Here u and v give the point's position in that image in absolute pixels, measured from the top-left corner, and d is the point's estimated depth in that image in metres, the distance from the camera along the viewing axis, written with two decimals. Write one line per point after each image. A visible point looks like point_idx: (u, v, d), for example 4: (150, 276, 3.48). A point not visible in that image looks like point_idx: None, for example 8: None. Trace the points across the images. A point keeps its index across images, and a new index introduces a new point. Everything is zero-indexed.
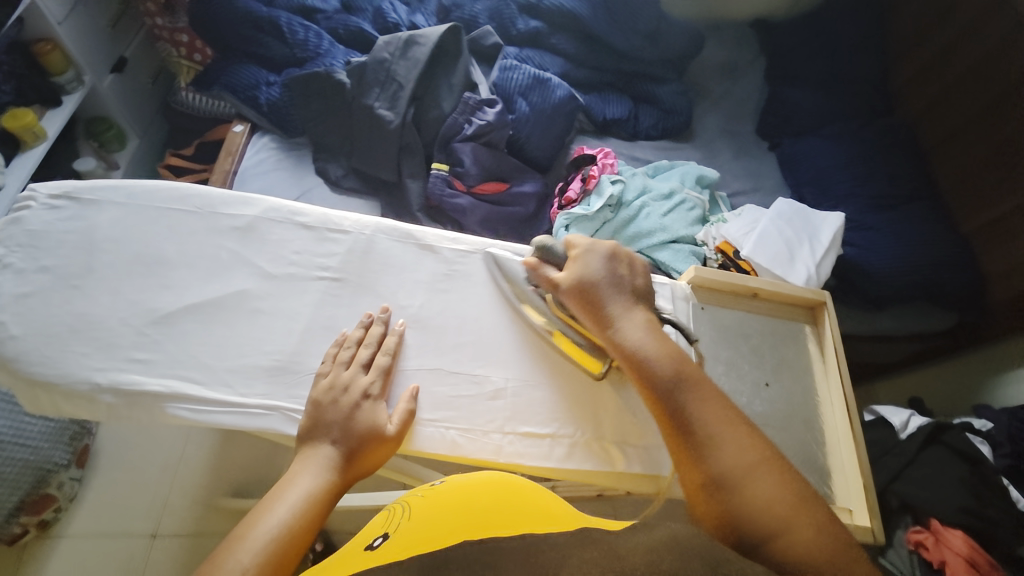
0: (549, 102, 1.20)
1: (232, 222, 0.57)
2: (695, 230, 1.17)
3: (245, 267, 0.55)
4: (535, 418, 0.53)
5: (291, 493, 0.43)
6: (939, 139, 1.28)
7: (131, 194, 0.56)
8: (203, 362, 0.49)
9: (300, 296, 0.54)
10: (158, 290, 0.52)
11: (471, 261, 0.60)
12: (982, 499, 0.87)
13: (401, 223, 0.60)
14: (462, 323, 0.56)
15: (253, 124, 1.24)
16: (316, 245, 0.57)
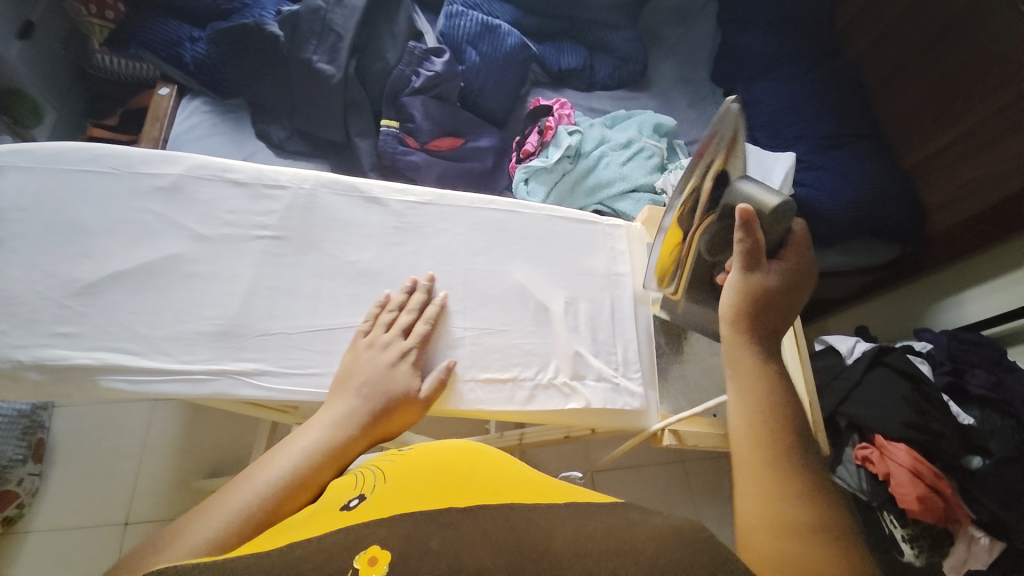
0: (500, 51, 1.15)
1: (155, 182, 0.52)
2: (654, 178, 1.17)
3: (174, 229, 0.51)
4: (494, 364, 0.53)
5: (305, 442, 0.42)
6: (885, 76, 1.30)
7: (36, 157, 0.50)
8: (137, 332, 0.46)
9: (239, 257, 0.51)
10: (77, 259, 0.48)
11: (421, 212, 0.57)
12: (924, 414, 0.94)
13: (343, 176, 0.57)
14: (416, 276, 0.55)
15: (180, 86, 1.14)
16: (252, 204, 0.53)
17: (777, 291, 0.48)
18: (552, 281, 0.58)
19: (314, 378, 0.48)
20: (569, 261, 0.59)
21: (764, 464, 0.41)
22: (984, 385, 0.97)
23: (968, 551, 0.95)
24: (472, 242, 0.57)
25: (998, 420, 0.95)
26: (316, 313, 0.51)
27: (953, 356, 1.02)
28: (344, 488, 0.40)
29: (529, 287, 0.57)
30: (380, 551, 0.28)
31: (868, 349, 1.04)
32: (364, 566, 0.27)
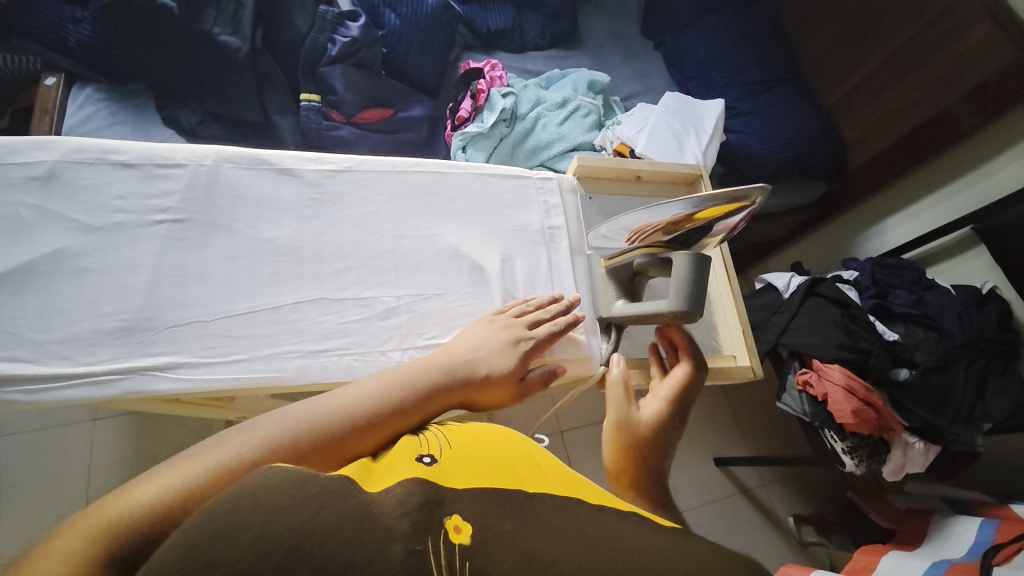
0: (421, 12, 1.09)
1: (25, 171, 0.47)
2: (592, 136, 1.17)
3: (56, 221, 0.46)
4: (434, 328, 0.51)
5: (404, 381, 0.42)
6: (802, 18, 1.34)
7: None
8: (22, 337, 0.42)
9: (137, 245, 0.47)
10: None
11: (338, 180, 0.54)
12: (853, 334, 1.01)
13: (248, 149, 0.53)
14: (340, 248, 0.52)
15: (68, 74, 1.02)
16: (144, 185, 0.49)
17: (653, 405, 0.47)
18: (480, 239, 0.57)
19: (235, 365, 0.45)
20: (500, 218, 0.58)
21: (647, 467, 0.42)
22: (906, 303, 1.06)
23: (904, 456, 1.03)
24: (395, 207, 0.55)
25: (921, 334, 1.03)
26: (233, 297, 0.47)
27: (877, 281, 1.10)
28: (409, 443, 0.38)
29: (461, 247, 0.55)
30: (463, 522, 0.29)
31: (803, 282, 1.10)
32: (451, 530, 0.28)
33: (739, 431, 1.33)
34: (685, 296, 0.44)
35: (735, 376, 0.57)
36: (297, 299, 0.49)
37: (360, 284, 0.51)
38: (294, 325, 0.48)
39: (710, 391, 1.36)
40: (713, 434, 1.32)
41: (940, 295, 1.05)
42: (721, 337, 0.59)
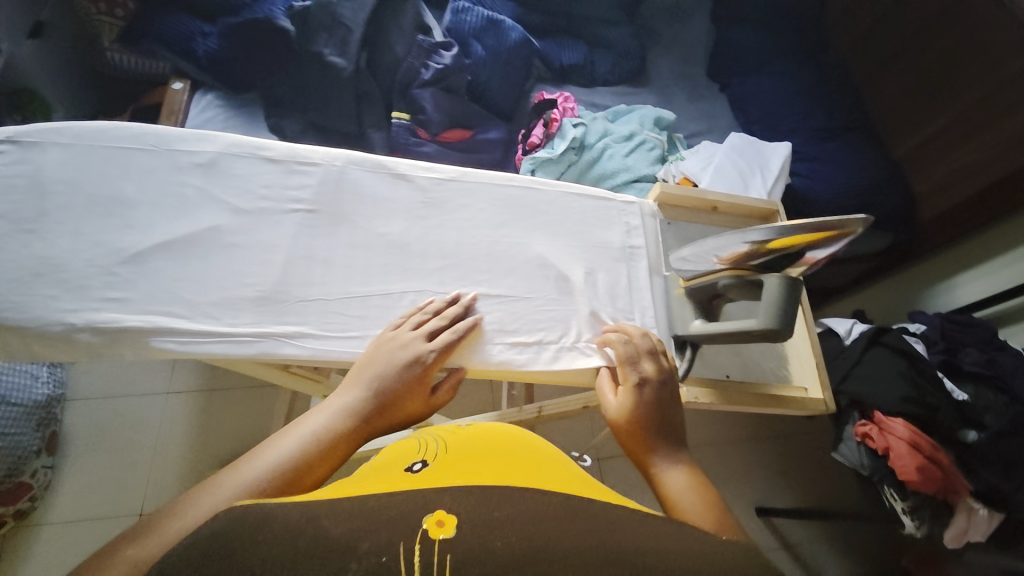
0: (505, 45, 1.18)
1: (193, 158, 0.55)
2: (655, 169, 1.21)
3: (214, 203, 0.54)
4: (524, 328, 0.56)
5: (303, 428, 0.43)
6: (871, 70, 1.36)
7: (78, 135, 0.54)
8: (181, 297, 0.49)
9: (276, 229, 0.54)
10: (122, 230, 0.51)
11: (444, 187, 0.60)
12: (921, 388, 0.98)
13: (371, 154, 0.60)
14: (443, 248, 0.58)
15: (193, 81, 1.16)
16: (285, 178, 0.56)
17: (649, 405, 0.49)
18: (568, 253, 0.61)
19: (349, 341, 0.51)
20: (584, 234, 0.62)
21: (640, 443, 0.47)
22: (977, 362, 1.01)
23: (968, 522, 0.98)
24: (491, 216, 0.60)
25: (991, 396, 0.98)
26: (351, 280, 0.54)
27: (947, 336, 1.06)
28: (410, 453, 0.49)
29: (550, 257, 0.60)
30: (447, 517, 0.32)
31: (866, 330, 1.09)
32: (433, 526, 0.31)
33: (785, 478, 1.29)
34: (777, 315, 0.45)
35: (808, 407, 0.58)
36: (405, 288, 0.55)
37: (458, 281, 0.57)
38: (401, 311, 0.54)
39: (757, 434, 1.33)
40: (755, 479, 1.28)
41: (1014, 356, 0.99)
42: (793, 368, 0.61)
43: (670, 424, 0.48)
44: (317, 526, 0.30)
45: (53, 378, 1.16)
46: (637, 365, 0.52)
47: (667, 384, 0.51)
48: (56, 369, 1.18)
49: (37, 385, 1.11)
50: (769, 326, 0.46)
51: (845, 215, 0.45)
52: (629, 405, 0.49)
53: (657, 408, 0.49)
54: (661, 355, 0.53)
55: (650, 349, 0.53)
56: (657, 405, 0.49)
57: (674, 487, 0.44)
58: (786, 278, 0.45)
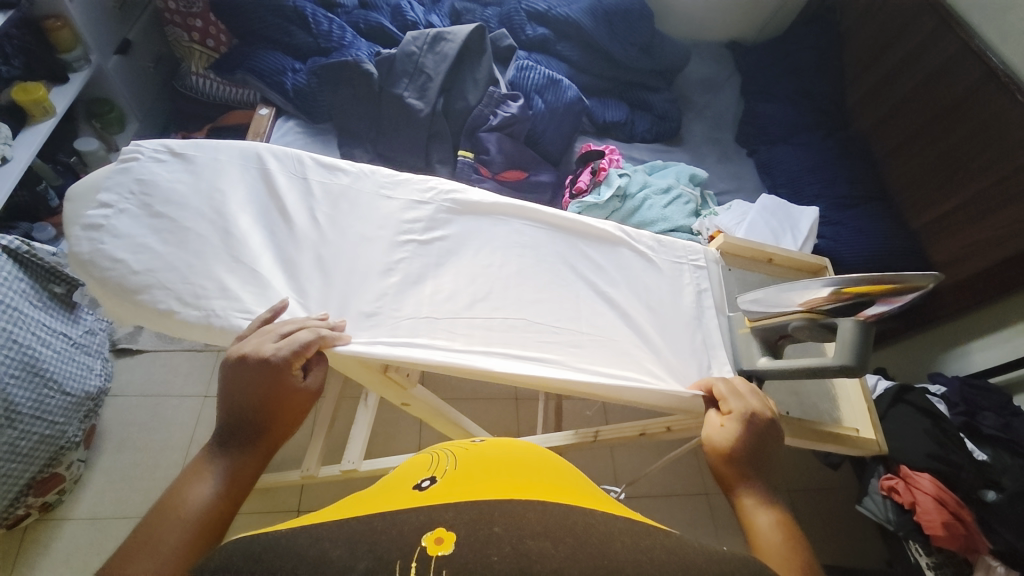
0: (562, 101, 1.30)
1: (326, 181, 0.67)
2: (691, 221, 1.30)
3: (342, 221, 0.65)
4: (606, 359, 0.62)
5: (208, 474, 0.43)
6: (890, 148, 1.49)
7: (232, 153, 0.66)
8: (312, 294, 0.60)
9: (392, 245, 0.65)
10: (268, 235, 0.62)
11: (532, 223, 0.71)
12: (946, 447, 1.02)
13: (471, 190, 0.71)
14: (534, 284, 0.66)
15: (277, 109, 1.27)
16: (401, 203, 0.68)
17: (747, 437, 0.52)
18: (647, 303, 0.68)
19: (449, 352, 0.58)
20: (657, 281, 0.70)
21: (737, 476, 0.50)
22: (994, 426, 1.05)
23: None
24: (573, 254, 0.70)
25: (1008, 458, 1.01)
26: (459, 306, 0.62)
27: (966, 399, 1.10)
28: (421, 472, 0.50)
29: (618, 299, 0.68)
30: (445, 533, 0.33)
31: (891, 387, 1.14)
32: (430, 545, 0.32)
33: (806, 532, 1.29)
34: (852, 354, 0.52)
35: (863, 446, 0.63)
36: (505, 312, 0.63)
37: (551, 318, 0.64)
38: (500, 333, 0.61)
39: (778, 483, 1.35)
40: None
41: None
42: (844, 409, 0.67)
43: (762, 463, 0.51)
44: (317, 547, 0.31)
45: (103, 372, 1.18)
46: (740, 400, 0.55)
47: (767, 427, 0.54)
48: (107, 363, 1.20)
49: (91, 377, 1.12)
50: (843, 366, 0.52)
51: (915, 273, 0.50)
52: (730, 432, 0.53)
53: (754, 443, 0.52)
54: (766, 398, 0.57)
55: (753, 390, 0.58)
56: (756, 440, 0.52)
57: (759, 520, 0.46)
58: (861, 322, 0.52)
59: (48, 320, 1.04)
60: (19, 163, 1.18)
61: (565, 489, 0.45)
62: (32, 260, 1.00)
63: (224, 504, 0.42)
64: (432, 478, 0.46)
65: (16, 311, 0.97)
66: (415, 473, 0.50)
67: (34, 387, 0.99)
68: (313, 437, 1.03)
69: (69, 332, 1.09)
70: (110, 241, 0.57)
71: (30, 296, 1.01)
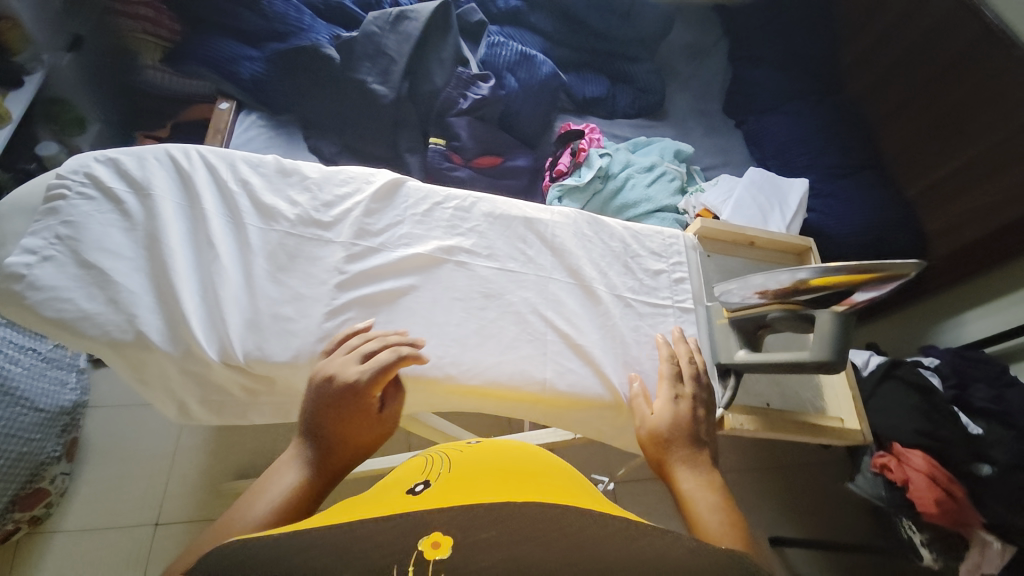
0: (536, 79, 1.24)
1: (275, 208, 0.57)
2: (676, 200, 1.25)
3: (288, 258, 0.55)
4: (587, 380, 0.56)
5: (271, 490, 0.42)
6: (885, 112, 1.42)
7: (174, 179, 0.56)
8: (243, 352, 0.50)
9: (344, 275, 0.55)
10: (203, 283, 0.52)
11: (512, 241, 0.62)
12: (936, 422, 1.00)
13: (451, 204, 0.63)
14: (483, 326, 0.56)
15: (238, 102, 1.20)
16: (366, 228, 0.58)
17: (679, 419, 0.51)
18: (626, 361, 0.58)
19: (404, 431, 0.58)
20: (643, 330, 0.61)
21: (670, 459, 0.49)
22: (987, 399, 1.02)
23: (981, 556, 0.99)
24: (545, 279, 0.61)
25: (1003, 431, 0.98)
26: None
27: (958, 371, 1.07)
28: (416, 474, 0.48)
29: (600, 305, 0.61)
30: (443, 536, 0.30)
31: (882, 363, 1.12)
32: (428, 549, 0.29)
33: (799, 510, 1.29)
34: (828, 346, 0.49)
35: (846, 437, 0.61)
36: (465, 375, 0.54)
37: (517, 383, 0.54)
38: (451, 403, 0.55)
39: (772, 462, 1.33)
40: (764, 511, 1.27)
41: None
42: (828, 399, 0.64)
43: (692, 439, 0.50)
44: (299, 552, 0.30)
45: (80, 385, 1.12)
46: (669, 383, 0.54)
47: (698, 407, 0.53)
48: (83, 374, 1.15)
49: (64, 392, 1.07)
50: (824, 361, 0.49)
51: (897, 261, 0.46)
52: (665, 419, 0.51)
53: (686, 424, 0.51)
54: (698, 373, 0.55)
55: (690, 369, 0.56)
56: (687, 419, 0.51)
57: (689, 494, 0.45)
58: (840, 314, 0.49)
59: (12, 335, 0.99)
60: None
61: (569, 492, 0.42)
62: None
63: (283, 516, 0.41)
64: (426, 482, 0.44)
65: None
66: (410, 476, 0.48)
67: (3, 405, 0.96)
68: None
69: (38, 346, 1.05)
70: (38, 297, 0.48)
71: None
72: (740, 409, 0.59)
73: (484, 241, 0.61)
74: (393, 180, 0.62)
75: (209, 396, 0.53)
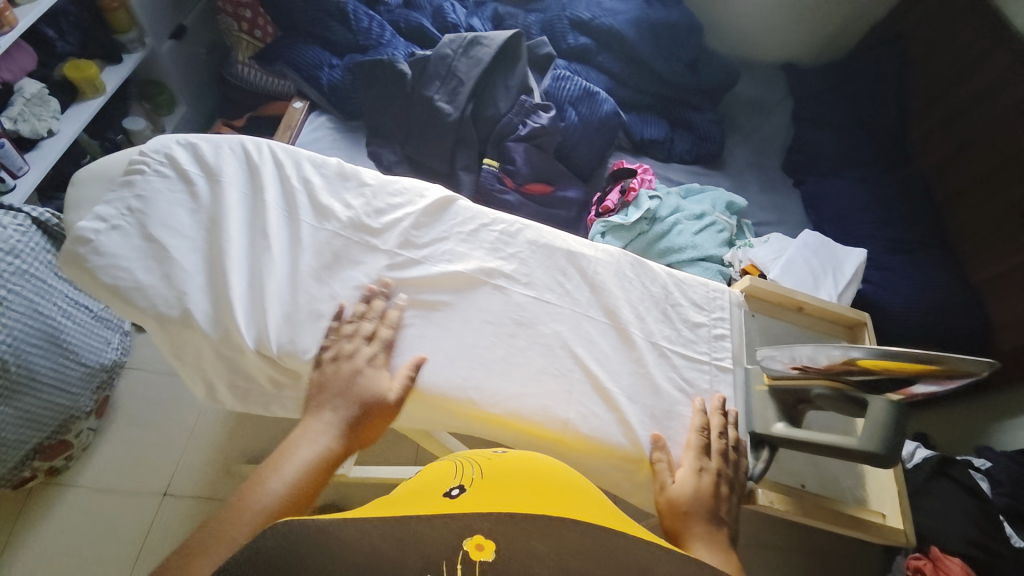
0: (596, 115, 1.25)
1: (329, 209, 0.59)
2: (723, 251, 1.22)
3: (332, 258, 0.56)
4: (609, 428, 0.54)
5: (290, 463, 0.46)
6: (951, 191, 1.37)
7: (242, 169, 0.59)
8: (277, 343, 0.52)
9: (383, 282, 0.56)
10: (253, 269, 0.54)
11: (551, 273, 0.62)
12: (987, 533, 0.92)
13: (497, 228, 0.63)
14: (510, 355, 0.55)
15: (312, 103, 1.28)
16: (410, 240, 0.59)
17: (699, 494, 0.50)
18: (655, 414, 0.56)
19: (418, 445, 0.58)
20: (675, 382, 0.58)
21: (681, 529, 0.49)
22: None
23: None
24: (580, 315, 0.60)
25: None
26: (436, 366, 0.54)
27: (1015, 480, 0.96)
28: (446, 477, 0.47)
29: (632, 353, 0.59)
30: (486, 540, 0.36)
31: (930, 457, 1.03)
32: (472, 550, 0.35)
33: None
34: (881, 439, 0.45)
35: (888, 536, 0.56)
36: (486, 402, 0.53)
37: (538, 418, 0.53)
38: (468, 428, 0.54)
39: (795, 545, 1.23)
40: None
41: None
42: (871, 490, 0.59)
43: (710, 514, 0.49)
44: (355, 544, 0.34)
45: (121, 345, 1.19)
46: (691, 452, 0.53)
47: (720, 481, 0.52)
48: (125, 336, 1.21)
49: (107, 350, 1.14)
50: (871, 455, 0.46)
51: (965, 358, 0.43)
52: (686, 491, 0.50)
53: (706, 498, 0.50)
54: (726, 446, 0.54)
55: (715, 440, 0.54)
56: (708, 494, 0.50)
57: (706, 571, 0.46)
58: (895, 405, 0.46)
59: (70, 291, 1.04)
60: (64, 137, 1.26)
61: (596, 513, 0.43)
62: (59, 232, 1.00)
63: (299, 490, 0.45)
64: (462, 487, 0.44)
65: (38, 281, 0.97)
66: (439, 479, 0.47)
67: (53, 355, 1.01)
68: None
69: (91, 304, 1.09)
70: (101, 263, 0.51)
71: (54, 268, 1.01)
72: (771, 486, 0.56)
73: (524, 269, 0.61)
74: (445, 197, 0.63)
75: (237, 381, 0.54)
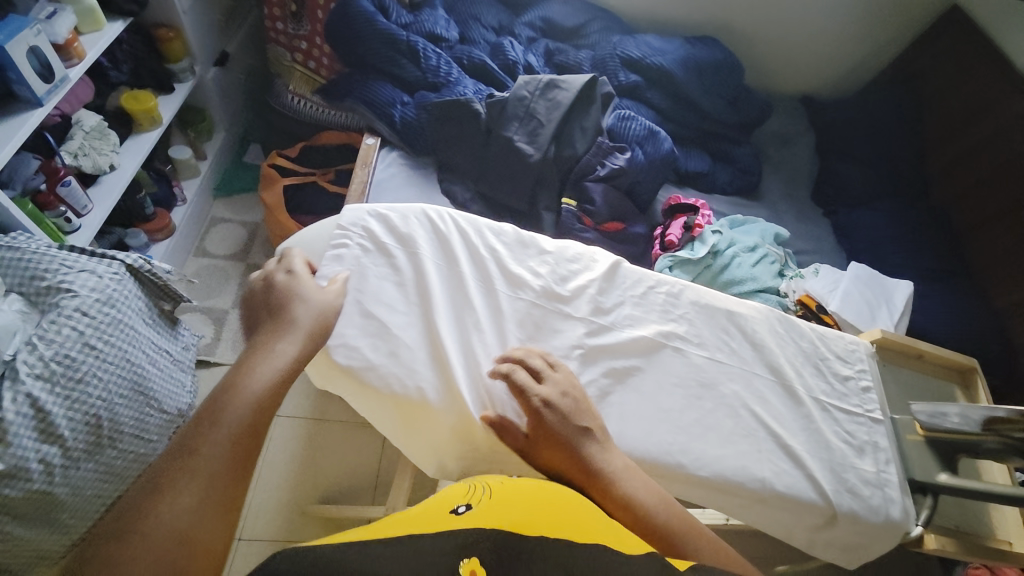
0: (660, 153, 1.29)
1: (520, 278, 0.70)
2: (778, 282, 1.29)
3: (535, 327, 0.68)
4: (794, 481, 0.62)
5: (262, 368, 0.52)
6: (973, 223, 1.48)
7: (436, 242, 0.71)
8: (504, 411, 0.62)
9: (589, 349, 0.67)
10: (474, 334, 0.66)
11: (718, 339, 0.70)
12: None
13: (664, 291, 0.73)
14: (703, 420, 0.64)
15: (382, 139, 1.29)
16: (597, 307, 0.70)
17: (564, 423, 0.57)
18: (830, 466, 0.64)
19: None
20: (843, 436, 0.66)
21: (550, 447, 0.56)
22: None
23: None
24: (754, 381, 0.68)
25: None
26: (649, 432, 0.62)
27: None
28: (458, 495, 0.53)
29: (796, 409, 0.67)
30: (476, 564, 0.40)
31: None
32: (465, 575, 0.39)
33: None
34: None
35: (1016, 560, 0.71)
36: (696, 465, 0.61)
37: (738, 476, 0.62)
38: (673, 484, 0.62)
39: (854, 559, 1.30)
40: None
41: None
42: (998, 523, 0.74)
43: (587, 436, 0.57)
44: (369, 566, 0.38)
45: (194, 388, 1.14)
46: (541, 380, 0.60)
47: (578, 408, 0.59)
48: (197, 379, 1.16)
49: (183, 395, 1.07)
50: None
51: None
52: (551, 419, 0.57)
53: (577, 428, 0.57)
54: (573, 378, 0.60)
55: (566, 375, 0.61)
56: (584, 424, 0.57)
57: (630, 491, 0.54)
58: None
59: (154, 337, 1.01)
60: (125, 171, 1.21)
61: (559, 503, 0.50)
62: (149, 277, 1.01)
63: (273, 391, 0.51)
64: (469, 504, 0.49)
65: (130, 330, 0.95)
66: (454, 497, 0.53)
67: (139, 407, 0.96)
68: (403, 479, 1.05)
69: (171, 347, 1.06)
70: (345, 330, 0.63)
71: (144, 314, 0.99)
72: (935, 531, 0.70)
73: (695, 330, 0.70)
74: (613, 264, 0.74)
75: (466, 447, 0.62)
